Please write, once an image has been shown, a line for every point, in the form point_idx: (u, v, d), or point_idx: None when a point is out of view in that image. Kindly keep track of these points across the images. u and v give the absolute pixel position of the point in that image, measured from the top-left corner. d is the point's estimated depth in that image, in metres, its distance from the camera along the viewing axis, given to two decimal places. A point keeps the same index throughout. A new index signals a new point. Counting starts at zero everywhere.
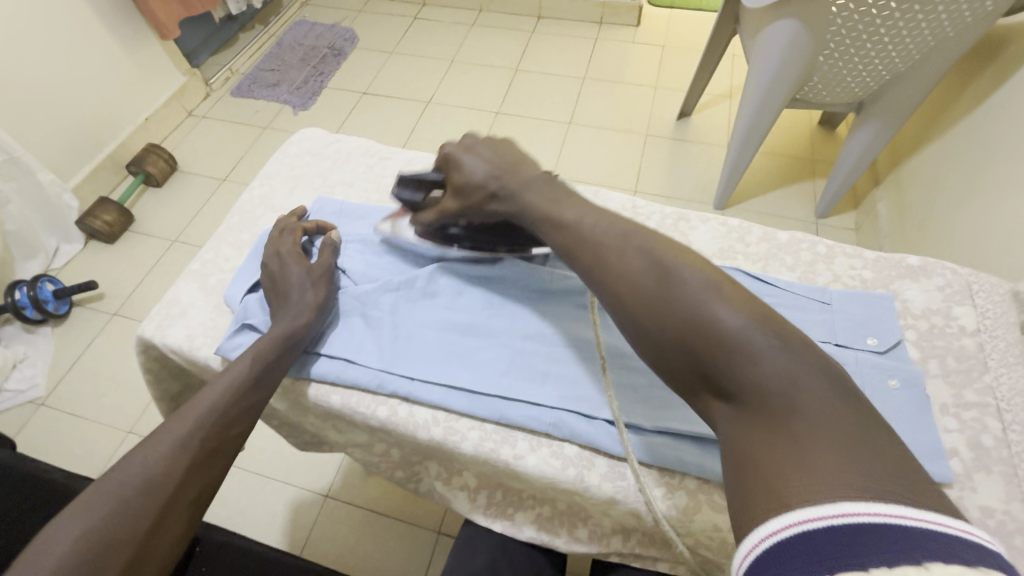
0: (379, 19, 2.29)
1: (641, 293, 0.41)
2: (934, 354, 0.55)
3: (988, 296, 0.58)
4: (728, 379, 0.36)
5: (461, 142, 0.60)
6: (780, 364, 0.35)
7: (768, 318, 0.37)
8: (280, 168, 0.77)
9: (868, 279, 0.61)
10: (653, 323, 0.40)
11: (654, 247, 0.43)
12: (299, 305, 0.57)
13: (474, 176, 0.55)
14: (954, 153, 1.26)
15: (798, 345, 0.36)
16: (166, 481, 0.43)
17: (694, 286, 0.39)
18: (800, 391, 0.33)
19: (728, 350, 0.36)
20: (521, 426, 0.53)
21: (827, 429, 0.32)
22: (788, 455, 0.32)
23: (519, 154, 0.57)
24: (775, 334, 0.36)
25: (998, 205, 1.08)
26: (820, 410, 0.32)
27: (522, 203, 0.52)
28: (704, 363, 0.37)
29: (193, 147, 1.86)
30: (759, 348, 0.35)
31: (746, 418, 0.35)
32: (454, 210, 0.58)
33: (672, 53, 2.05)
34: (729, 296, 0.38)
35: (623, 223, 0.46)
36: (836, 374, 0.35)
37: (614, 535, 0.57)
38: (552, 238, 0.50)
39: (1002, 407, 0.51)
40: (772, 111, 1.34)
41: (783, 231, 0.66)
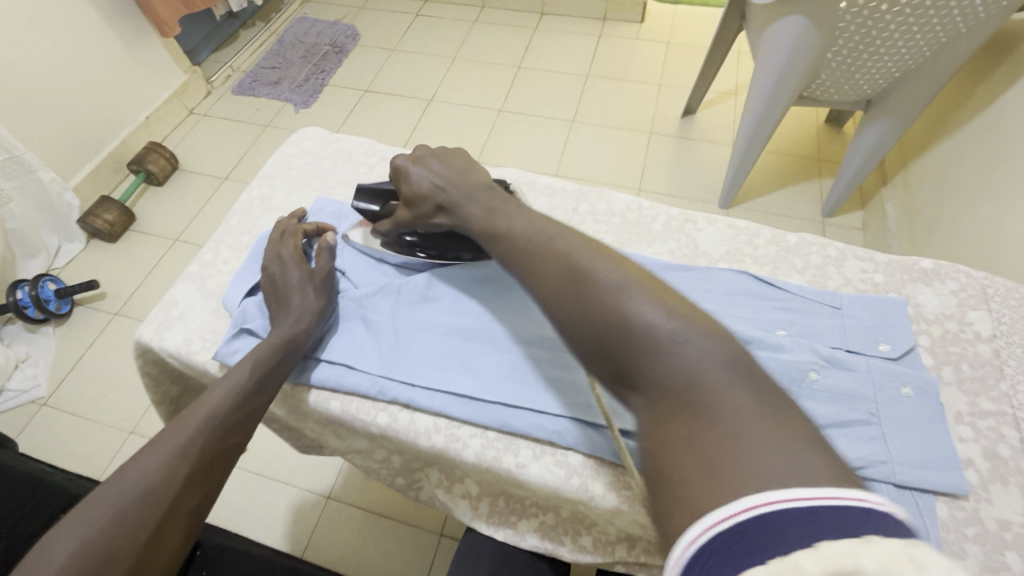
0: (381, 16, 2.28)
1: (563, 292, 0.42)
2: (948, 360, 0.54)
3: (1003, 301, 0.56)
4: (640, 374, 0.36)
5: (416, 151, 0.59)
6: (687, 356, 0.35)
7: (678, 312, 0.37)
8: (279, 169, 0.76)
9: (880, 283, 0.60)
10: (573, 322, 0.41)
11: (578, 247, 0.44)
12: (298, 308, 0.56)
13: (420, 188, 0.55)
14: (964, 151, 1.24)
15: (707, 335, 0.36)
16: (166, 491, 0.42)
17: (610, 284, 0.40)
18: (705, 382, 0.34)
19: (639, 345, 0.37)
20: (524, 434, 0.51)
21: (735, 421, 0.32)
22: (700, 447, 0.32)
23: (467, 163, 0.57)
24: (681, 328, 0.36)
25: (1009, 205, 1.06)
26: (726, 402, 0.33)
27: (465, 216, 0.52)
28: (619, 360, 0.38)
29: (194, 146, 1.85)
30: (668, 342, 0.36)
31: (656, 412, 0.35)
32: (406, 222, 0.58)
33: (676, 50, 2.03)
34: (642, 292, 0.39)
35: (545, 227, 0.47)
36: (744, 361, 0.35)
37: (619, 544, 0.56)
38: (492, 249, 0.50)
39: (1019, 415, 0.50)
40: (779, 109, 1.32)
41: (792, 233, 0.64)
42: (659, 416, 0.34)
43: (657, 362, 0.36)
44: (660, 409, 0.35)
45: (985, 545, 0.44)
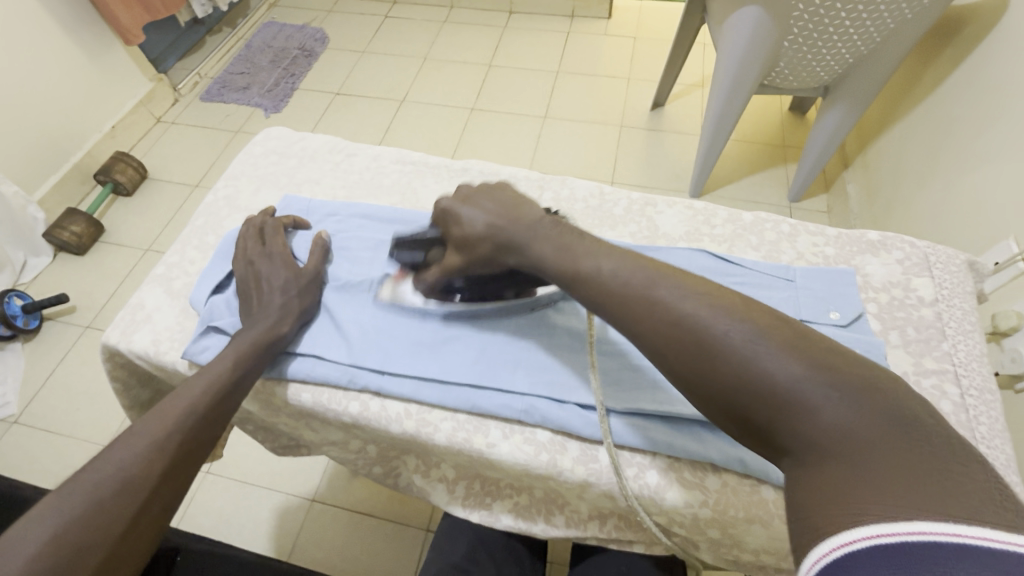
0: (350, 18, 2.27)
1: (674, 341, 0.38)
2: (894, 325, 0.56)
3: (945, 267, 0.59)
4: (783, 430, 0.33)
5: (460, 193, 0.56)
6: (836, 411, 0.31)
7: (826, 362, 0.33)
8: (244, 169, 0.76)
9: (831, 255, 0.62)
10: (692, 374, 0.37)
11: (688, 291, 0.40)
12: (273, 305, 0.56)
13: (473, 227, 0.51)
14: (918, 131, 1.29)
15: (858, 387, 0.32)
16: (142, 484, 0.42)
17: (733, 335, 0.36)
18: (859, 439, 0.30)
19: (776, 400, 0.33)
20: (493, 415, 0.53)
21: (893, 477, 0.28)
22: (850, 493, 0.29)
23: (520, 199, 0.53)
24: (827, 382, 0.33)
25: (959, 181, 1.11)
26: (884, 458, 0.29)
27: (532, 255, 0.48)
28: (755, 414, 0.34)
29: (162, 154, 1.83)
30: (814, 395, 0.32)
31: (806, 473, 0.32)
32: (458, 266, 0.54)
33: (644, 44, 2.07)
34: (774, 342, 0.35)
35: (638, 267, 0.43)
36: (908, 414, 0.31)
37: (591, 521, 0.57)
38: (569, 291, 0.46)
39: (959, 372, 0.53)
40: (742, 98, 1.35)
41: (747, 212, 0.67)
42: (807, 475, 0.31)
43: (800, 417, 0.32)
44: (809, 470, 0.31)
45: None
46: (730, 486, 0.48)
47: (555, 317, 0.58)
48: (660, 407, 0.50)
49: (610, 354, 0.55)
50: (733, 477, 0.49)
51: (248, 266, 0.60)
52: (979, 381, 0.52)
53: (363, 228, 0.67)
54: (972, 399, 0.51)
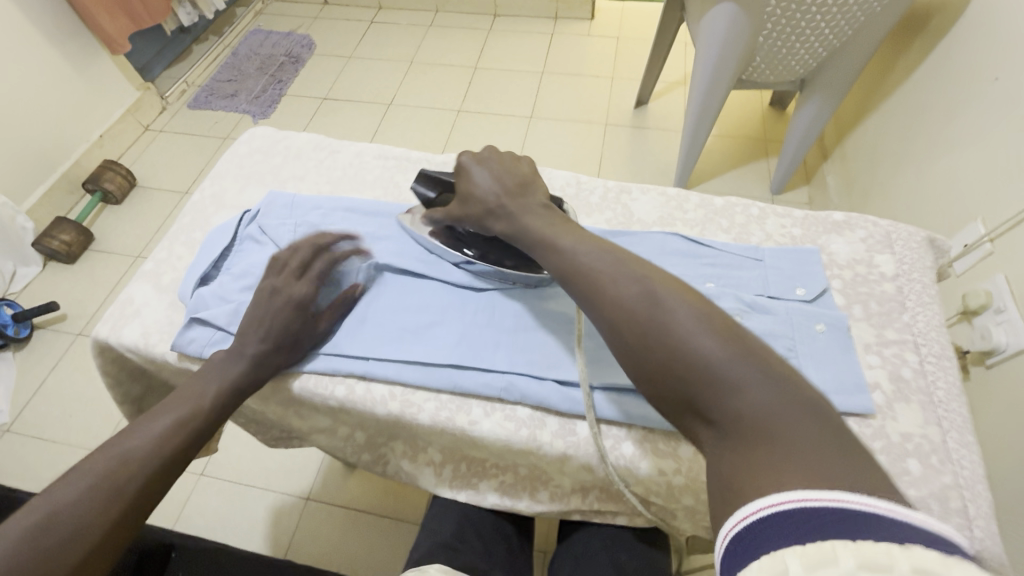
0: (336, 24, 2.29)
1: (627, 322, 0.42)
2: (858, 299, 0.59)
3: (906, 244, 0.62)
4: (712, 409, 0.36)
5: (482, 152, 0.59)
6: (759, 398, 0.35)
7: (755, 354, 0.37)
8: (229, 168, 0.78)
9: (798, 236, 0.65)
10: (638, 353, 0.41)
11: (643, 279, 0.43)
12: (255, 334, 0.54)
13: (480, 187, 0.56)
14: (891, 121, 1.33)
15: (780, 378, 0.36)
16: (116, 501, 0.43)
17: (677, 321, 0.39)
18: (780, 420, 0.34)
19: (709, 382, 0.37)
20: (475, 393, 0.55)
21: (806, 454, 0.32)
22: (768, 464, 0.32)
23: (530, 177, 0.57)
24: (757, 368, 0.36)
25: (930, 167, 1.15)
26: (799, 437, 0.33)
27: (519, 226, 0.53)
28: (690, 393, 0.38)
29: (151, 162, 1.84)
30: (742, 380, 0.36)
31: (729, 448, 0.35)
32: (457, 216, 0.59)
33: (626, 44, 2.10)
34: (715, 329, 0.39)
35: (606, 252, 0.47)
36: (817, 407, 0.34)
37: (574, 495, 0.59)
38: (547, 263, 0.50)
39: (918, 342, 0.55)
40: (720, 93, 1.38)
41: (718, 197, 0.69)
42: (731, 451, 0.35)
43: (728, 398, 0.36)
44: (732, 445, 0.35)
45: (890, 455, 0.49)
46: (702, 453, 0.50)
47: (535, 299, 0.60)
48: None
49: (587, 332, 0.57)
50: None
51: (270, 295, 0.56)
52: (937, 350, 0.55)
53: (347, 219, 0.68)
54: (930, 366, 0.54)
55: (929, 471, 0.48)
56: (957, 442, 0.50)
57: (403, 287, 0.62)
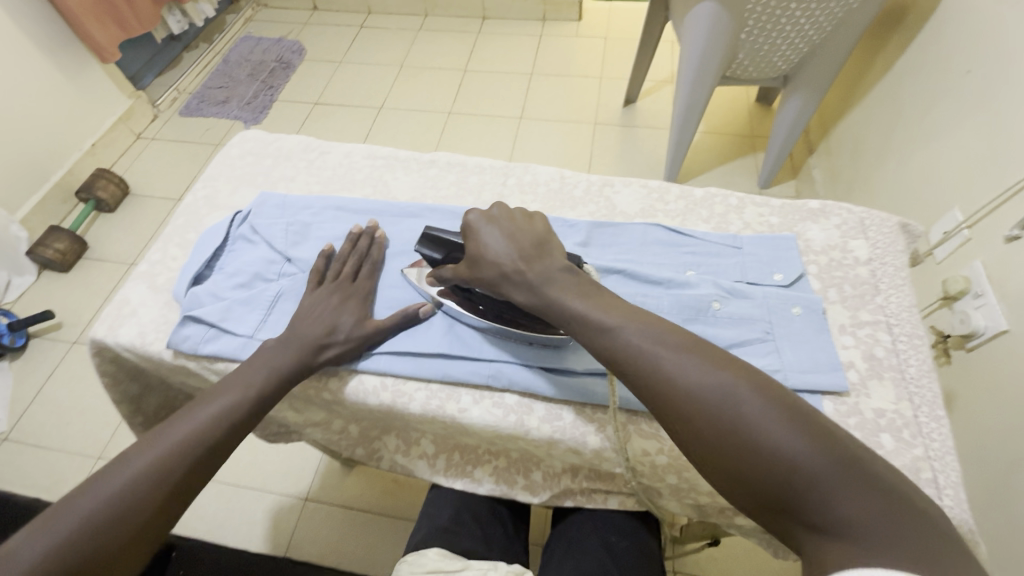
0: (326, 30, 2.31)
1: (702, 414, 0.39)
2: (833, 283, 0.61)
3: (879, 229, 0.64)
4: (808, 511, 0.35)
5: (490, 210, 0.55)
6: (858, 501, 0.34)
7: (847, 451, 0.36)
8: (221, 171, 0.79)
9: (775, 224, 0.67)
10: (717, 448, 0.39)
11: (714, 367, 0.41)
12: (322, 322, 0.57)
13: (496, 252, 0.51)
14: (873, 114, 1.35)
15: (878, 482, 0.35)
16: (135, 518, 0.43)
17: (761, 417, 0.38)
18: (886, 525, 0.33)
19: (803, 483, 0.35)
20: (463, 382, 0.56)
21: (916, 555, 0.31)
22: (879, 564, 0.31)
23: (547, 240, 0.52)
24: (856, 470, 0.35)
25: (911, 158, 1.17)
26: (909, 543, 0.32)
27: (547, 299, 0.48)
28: (780, 494, 0.36)
29: (143, 169, 1.85)
30: (839, 483, 0.35)
31: (832, 551, 0.33)
32: (465, 278, 0.54)
33: (613, 44, 2.13)
34: (799, 422, 0.37)
35: (665, 334, 0.44)
36: (917, 507, 0.34)
37: (564, 475, 0.61)
38: (589, 340, 0.46)
39: (891, 322, 0.57)
40: (705, 90, 1.41)
41: (698, 188, 0.71)
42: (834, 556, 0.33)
43: (828, 500, 0.35)
44: (834, 548, 0.33)
45: (864, 430, 0.51)
46: None
47: None
48: None
49: None
50: None
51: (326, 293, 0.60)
52: (909, 329, 0.57)
53: (336, 217, 0.69)
54: (902, 344, 0.56)
55: (901, 445, 0.50)
56: (928, 416, 0.51)
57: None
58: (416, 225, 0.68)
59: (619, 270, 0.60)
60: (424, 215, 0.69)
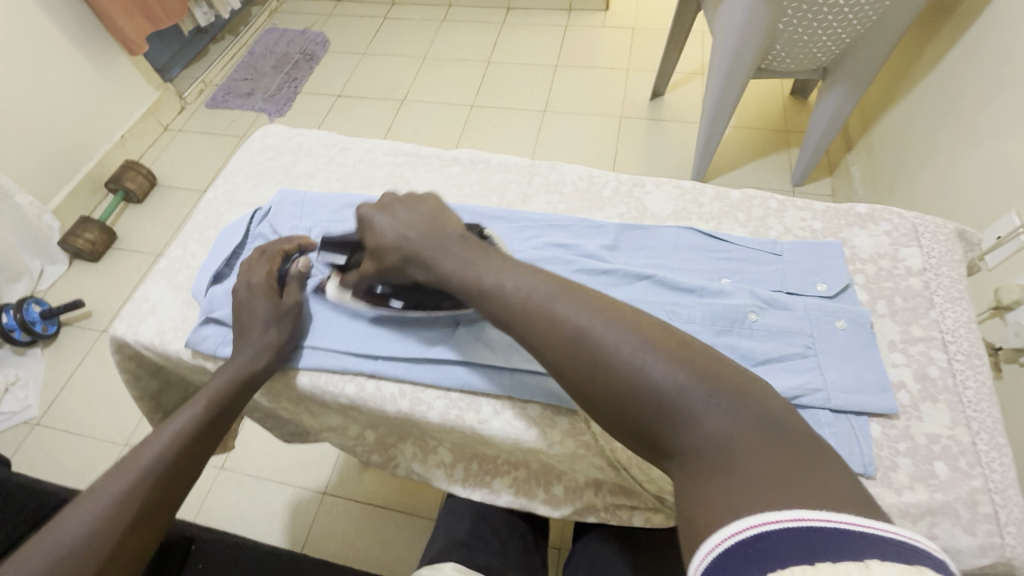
0: (350, 21, 2.30)
1: (571, 362, 0.41)
2: (882, 294, 0.56)
3: (933, 237, 0.60)
4: (670, 436, 0.37)
5: (381, 200, 0.56)
6: (714, 420, 0.36)
7: (708, 371, 0.38)
8: (241, 167, 0.78)
9: (819, 229, 0.63)
10: (590, 388, 0.40)
11: (587, 310, 0.42)
12: (258, 322, 0.56)
13: (384, 238, 0.53)
14: (919, 109, 1.28)
15: (729, 397, 0.37)
16: (128, 513, 0.44)
17: (628, 352, 0.39)
18: (738, 442, 0.35)
19: (666, 408, 0.37)
20: (484, 392, 0.54)
21: (762, 470, 0.33)
22: (726, 487, 0.33)
23: (439, 212, 0.54)
24: (709, 390, 0.37)
25: (961, 158, 1.10)
26: (754, 460, 0.34)
27: (437, 272, 0.50)
28: (646, 421, 0.38)
29: (171, 161, 1.87)
30: (693, 407, 0.37)
31: (688, 477, 0.36)
32: (372, 274, 0.54)
33: (641, 34, 2.06)
34: (660, 354, 0.39)
35: (543, 286, 0.44)
36: (772, 415, 0.36)
37: (587, 488, 0.59)
38: (479, 308, 0.47)
39: (946, 338, 0.53)
40: (739, 83, 1.35)
41: (734, 189, 0.67)
42: (693, 477, 0.35)
43: (685, 425, 0.37)
44: (692, 469, 0.36)
45: (915, 458, 0.47)
46: None
47: None
48: None
49: None
50: None
51: (237, 296, 0.58)
52: (967, 347, 0.52)
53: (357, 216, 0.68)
54: (959, 363, 0.51)
55: (957, 475, 0.46)
56: (988, 444, 0.47)
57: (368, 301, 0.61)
58: None
59: (649, 276, 0.57)
60: None
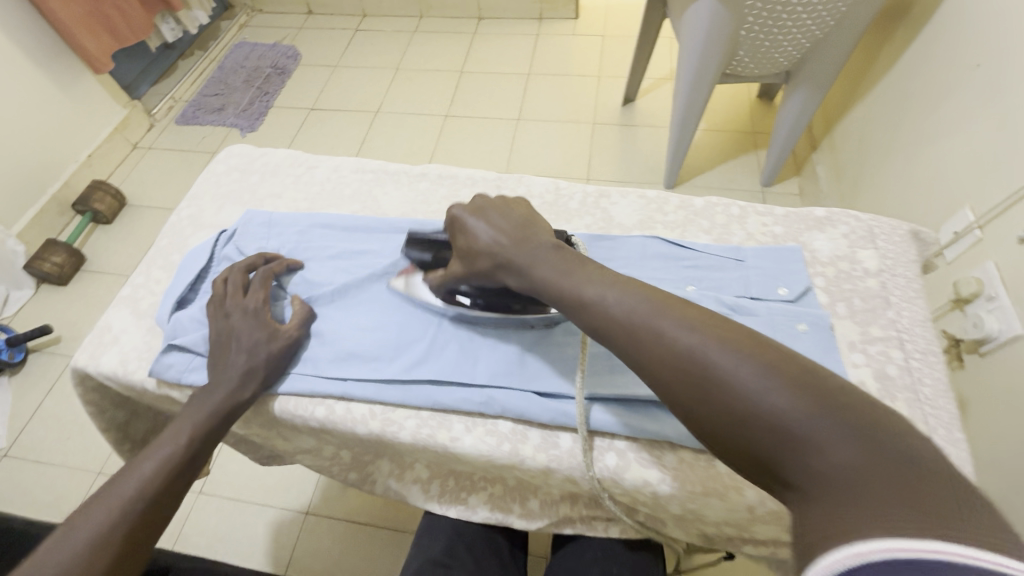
0: (321, 34, 2.29)
1: (675, 378, 0.37)
2: (841, 297, 0.58)
3: (888, 238, 0.61)
4: (785, 465, 0.31)
5: (472, 203, 0.55)
6: (830, 446, 0.29)
7: (825, 393, 0.31)
8: (207, 188, 0.77)
9: (780, 234, 0.64)
10: (691, 408, 0.36)
11: (683, 323, 0.38)
12: (242, 352, 0.55)
13: (479, 242, 0.52)
14: (878, 109, 1.32)
15: (858, 426, 0.29)
16: (102, 555, 0.42)
17: (725, 367, 0.35)
18: (863, 475, 0.27)
19: (770, 431, 0.32)
20: (455, 409, 0.54)
21: (891, 503, 0.26)
22: (844, 517, 0.27)
23: (533, 221, 0.52)
24: (834, 416, 0.30)
25: (918, 156, 1.14)
26: (884, 493, 0.26)
27: (531, 278, 0.48)
28: (758, 449, 0.32)
29: (140, 180, 1.83)
30: (811, 432, 0.30)
31: (805, 510, 0.29)
32: (458, 274, 0.55)
33: (612, 41, 2.09)
34: (776, 372, 0.33)
35: (643, 300, 0.41)
36: (912, 449, 0.28)
37: (563, 502, 0.59)
38: (575, 318, 0.45)
39: (903, 338, 0.54)
40: (706, 87, 1.37)
41: (698, 197, 0.68)
42: (807, 512, 0.29)
43: (801, 453, 0.30)
44: (806, 504, 0.29)
45: None
46: (687, 462, 0.50)
47: None
48: (618, 390, 0.51)
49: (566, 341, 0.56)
50: (690, 453, 0.50)
51: (223, 321, 0.57)
52: (923, 345, 0.54)
53: (324, 237, 0.67)
54: (915, 362, 0.53)
55: None
56: (944, 439, 0.49)
57: (339, 325, 0.60)
58: None
59: None
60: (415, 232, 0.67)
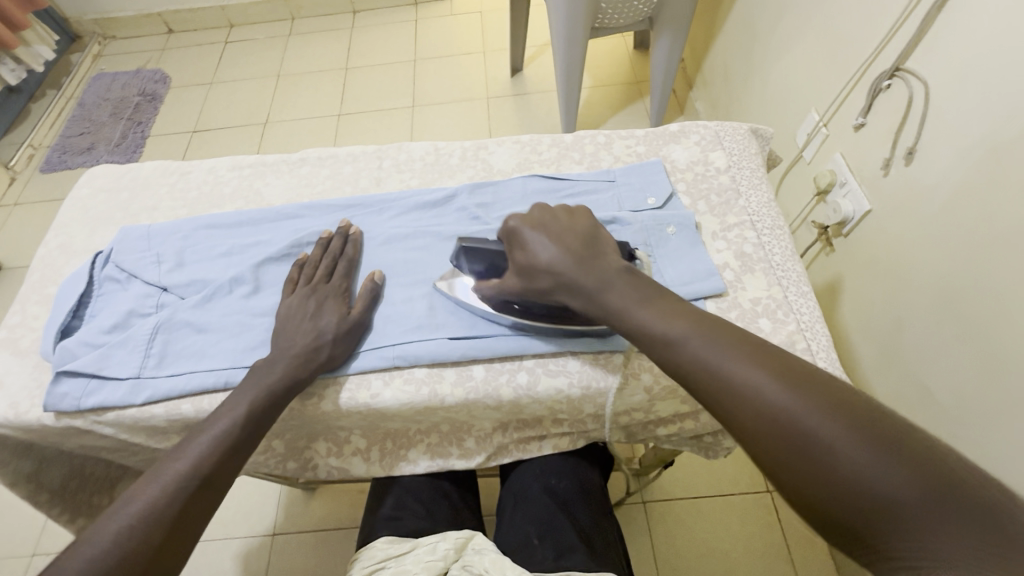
0: (188, 53, 2.15)
1: (769, 433, 0.35)
2: (700, 196, 0.65)
3: (732, 139, 0.69)
4: (891, 546, 0.30)
5: (530, 216, 0.53)
6: (947, 538, 0.28)
7: (937, 476, 0.30)
8: (73, 215, 0.73)
9: (642, 152, 0.70)
10: (780, 471, 0.35)
11: (778, 381, 0.36)
12: (307, 333, 0.54)
13: (541, 260, 0.49)
14: (734, 38, 1.43)
15: (977, 517, 0.29)
16: (155, 534, 0.43)
17: (830, 437, 0.33)
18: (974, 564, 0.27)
19: (881, 510, 0.30)
20: (370, 368, 0.56)
21: None
22: None
23: (596, 238, 0.50)
24: (948, 505, 0.29)
25: (770, 74, 1.25)
26: None
27: (603, 305, 0.46)
28: (856, 522, 0.31)
29: (12, 239, 1.67)
30: (928, 520, 0.29)
31: None
32: (516, 291, 0.52)
33: (491, 16, 2.12)
34: (883, 448, 0.32)
35: (729, 344, 0.40)
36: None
37: (496, 433, 0.62)
38: (650, 350, 0.43)
39: (753, 219, 0.62)
40: (578, 46, 1.43)
41: (568, 133, 0.73)
42: None
43: (912, 536, 0.29)
44: None
45: (744, 320, 0.55)
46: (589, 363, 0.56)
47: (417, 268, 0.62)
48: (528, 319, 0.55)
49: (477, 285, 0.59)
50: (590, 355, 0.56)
51: (298, 304, 0.57)
52: (769, 222, 0.62)
53: (207, 237, 0.66)
54: (766, 237, 0.61)
55: (775, 325, 0.55)
56: (795, 294, 0.57)
57: (241, 316, 0.59)
58: (297, 226, 0.66)
59: None
60: (304, 215, 0.67)
